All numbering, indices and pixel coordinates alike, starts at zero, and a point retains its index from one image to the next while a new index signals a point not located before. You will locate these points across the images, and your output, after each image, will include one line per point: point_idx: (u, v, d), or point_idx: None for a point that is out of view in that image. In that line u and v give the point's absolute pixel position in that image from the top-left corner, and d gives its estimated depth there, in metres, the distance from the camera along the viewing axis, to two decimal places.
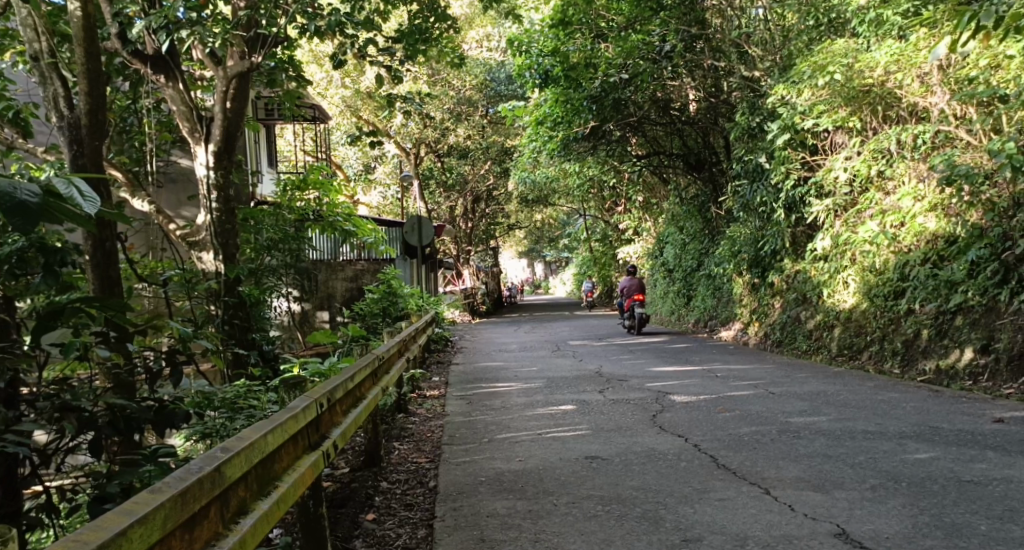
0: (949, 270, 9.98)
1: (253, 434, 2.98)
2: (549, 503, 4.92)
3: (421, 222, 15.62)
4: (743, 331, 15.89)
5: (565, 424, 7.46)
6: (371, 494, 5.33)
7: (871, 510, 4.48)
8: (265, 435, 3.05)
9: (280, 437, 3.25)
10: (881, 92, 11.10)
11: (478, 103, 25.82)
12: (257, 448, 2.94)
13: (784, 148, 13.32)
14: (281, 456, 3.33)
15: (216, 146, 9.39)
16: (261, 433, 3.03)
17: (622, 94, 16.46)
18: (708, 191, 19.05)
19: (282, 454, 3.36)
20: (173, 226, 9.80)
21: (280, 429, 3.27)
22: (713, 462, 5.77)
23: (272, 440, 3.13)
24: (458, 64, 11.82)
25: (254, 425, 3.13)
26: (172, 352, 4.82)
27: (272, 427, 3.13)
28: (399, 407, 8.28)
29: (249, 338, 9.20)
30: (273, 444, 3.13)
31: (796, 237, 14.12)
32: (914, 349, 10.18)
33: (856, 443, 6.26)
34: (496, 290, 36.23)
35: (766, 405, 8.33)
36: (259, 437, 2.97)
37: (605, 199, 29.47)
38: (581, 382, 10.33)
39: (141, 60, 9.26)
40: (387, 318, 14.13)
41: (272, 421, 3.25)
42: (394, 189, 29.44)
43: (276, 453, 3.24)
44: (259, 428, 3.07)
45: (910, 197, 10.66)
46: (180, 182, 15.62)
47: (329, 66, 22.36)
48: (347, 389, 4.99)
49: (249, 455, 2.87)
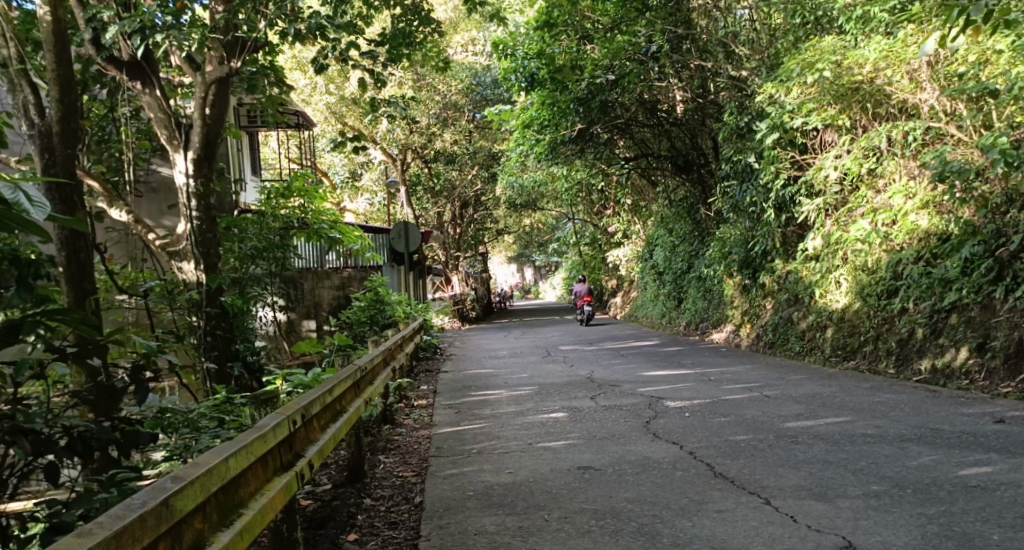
0: (942, 268, 9.82)
1: (211, 460, 2.87)
2: (540, 518, 4.70)
3: (408, 227, 15.34)
4: (734, 334, 15.71)
5: (555, 433, 7.23)
6: (353, 512, 5.09)
7: (878, 519, 4.27)
8: (225, 460, 2.93)
9: (245, 460, 3.12)
10: (870, 89, 10.94)
11: (465, 108, 25.67)
12: (215, 475, 2.83)
13: (774, 148, 13.17)
14: (248, 480, 3.19)
15: (195, 153, 9.08)
16: (222, 458, 2.92)
17: (609, 96, 16.22)
18: (697, 193, 18.89)
19: (249, 478, 3.22)
20: (152, 236, 9.53)
21: (245, 452, 3.13)
22: (709, 470, 5.56)
23: (233, 465, 3.00)
24: (442, 68, 11.59)
25: (215, 449, 3.01)
26: (139, 366, 4.62)
27: (234, 451, 3.01)
28: (385, 418, 8.03)
29: (231, 350, 8.92)
30: (234, 469, 3.00)
31: (787, 237, 13.97)
32: (909, 349, 10.00)
33: (857, 448, 6.06)
34: (485, 297, 36.00)
35: (761, 409, 8.13)
36: (217, 463, 2.86)
37: (593, 203, 29.33)
38: (572, 388, 10.11)
39: (116, 66, 9.02)
40: (374, 326, 13.84)
41: (237, 443, 3.13)
42: (381, 196, 29.18)
43: (240, 477, 3.11)
44: (220, 453, 2.96)
45: (901, 195, 10.53)
46: (161, 192, 15.38)
47: (312, 73, 22.10)
48: (327, 403, 4.81)
49: (206, 484, 2.77)
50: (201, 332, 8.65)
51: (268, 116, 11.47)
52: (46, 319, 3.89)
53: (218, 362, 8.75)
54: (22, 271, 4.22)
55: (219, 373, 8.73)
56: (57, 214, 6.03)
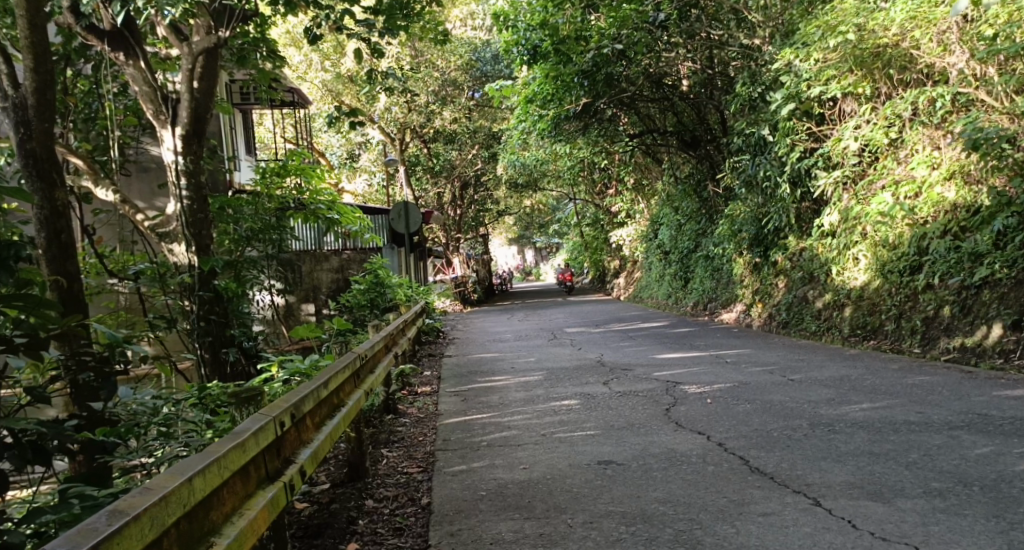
0: (972, 241, 9.25)
1: (169, 483, 2.49)
2: (563, 523, 4.20)
3: (408, 207, 14.69)
4: (745, 314, 15.15)
5: (569, 422, 6.71)
6: (353, 517, 4.57)
7: (951, 526, 3.80)
8: (187, 482, 2.54)
9: (216, 477, 2.72)
10: (894, 53, 10.34)
11: (464, 84, 24.84)
12: (172, 503, 2.45)
13: (789, 119, 12.56)
14: (221, 500, 2.79)
15: (183, 129, 8.32)
16: (183, 479, 2.53)
17: (616, 69, 15.43)
18: (705, 169, 18.19)
19: (223, 497, 2.81)
20: (140, 216, 8.84)
21: (217, 467, 2.73)
22: (745, 465, 5.06)
23: (199, 486, 2.61)
24: (442, 41, 10.89)
25: (179, 467, 2.61)
26: (102, 356, 4.17)
27: (200, 468, 2.61)
28: (387, 408, 7.52)
29: (226, 335, 8.40)
30: (201, 491, 2.62)
31: (801, 212, 13.36)
32: (935, 327, 9.47)
33: (904, 437, 5.56)
34: (486, 278, 35.37)
35: (789, 394, 7.61)
36: (175, 488, 2.48)
37: (595, 183, 28.71)
38: (582, 373, 9.59)
39: (97, 36, 8.30)
40: (374, 310, 13.27)
41: (206, 457, 2.72)
42: (380, 176, 28.56)
43: (210, 498, 2.71)
44: (181, 472, 2.56)
45: (925, 164, 10.06)
46: (152, 172, 14.82)
47: (308, 48, 21.48)
48: (322, 399, 4.29)
49: (158, 515, 2.39)
50: (193, 318, 8.15)
51: (262, 91, 10.76)
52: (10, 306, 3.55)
53: (213, 348, 8.25)
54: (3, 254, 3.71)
55: (216, 361, 8.23)
56: (34, 192, 5.61)
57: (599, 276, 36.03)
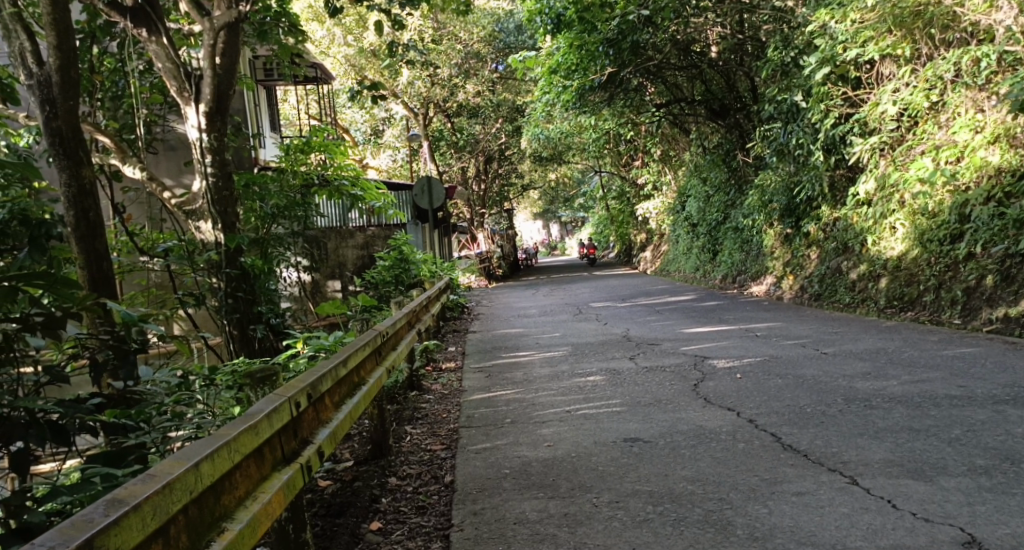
0: (1016, 207, 8.90)
1: (174, 470, 2.40)
2: (588, 503, 4.06)
3: (431, 182, 14.53)
4: (776, 286, 14.85)
5: (595, 398, 6.56)
6: (376, 496, 4.46)
7: (999, 506, 3.61)
8: (194, 467, 2.45)
9: (226, 461, 2.63)
10: (936, 11, 9.97)
11: (488, 56, 24.57)
12: (177, 491, 2.36)
13: (822, 84, 12.19)
14: (232, 485, 2.70)
15: (206, 105, 8.12)
16: (189, 465, 2.43)
17: (641, 37, 15.11)
18: (734, 138, 17.79)
19: (236, 482, 2.72)
20: (167, 194, 8.79)
21: (227, 450, 2.64)
22: (778, 442, 4.88)
23: (208, 472, 2.52)
24: (463, 12, 10.61)
25: (186, 452, 2.52)
26: (120, 334, 4.06)
27: (208, 453, 2.52)
28: (410, 385, 7.43)
29: (253, 312, 8.34)
30: (210, 477, 2.52)
31: (835, 181, 12.99)
32: (976, 297, 9.16)
33: (946, 413, 5.34)
34: (513, 253, 35.21)
35: (823, 368, 7.40)
36: (180, 475, 2.38)
37: (622, 155, 28.36)
38: (609, 347, 9.43)
39: (119, 12, 8.08)
40: (400, 286, 13.18)
41: (215, 441, 2.63)
42: (405, 151, 28.46)
43: (221, 484, 2.62)
44: (188, 458, 2.47)
45: (968, 129, 9.72)
46: (179, 149, 14.81)
47: (330, 22, 21.34)
48: (341, 377, 4.18)
49: (162, 505, 2.29)
50: (221, 295, 8.04)
51: (284, 67, 10.60)
52: (25, 284, 3.44)
53: (240, 325, 8.20)
54: (33, 231, 3.97)
55: (244, 337, 8.21)
56: (62, 170, 5.55)
57: (626, 250, 35.70)
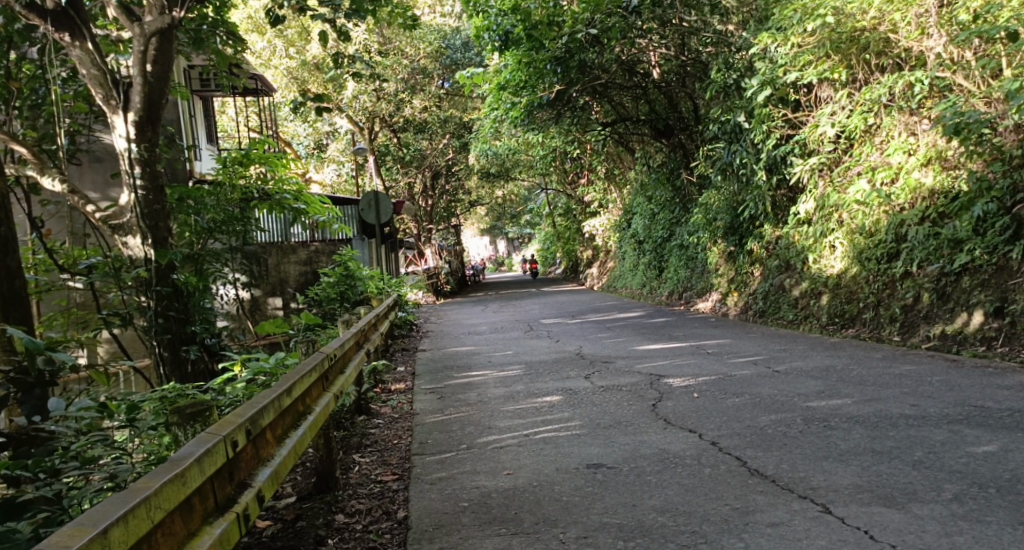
0: (950, 227, 8.99)
1: (76, 540, 2.20)
2: (555, 539, 3.86)
3: (379, 197, 14.20)
4: (721, 303, 14.89)
5: (553, 421, 6.36)
6: (323, 537, 4.18)
7: (977, 536, 3.56)
8: (100, 534, 2.25)
9: (142, 523, 2.43)
10: (872, 37, 10.18)
11: (434, 72, 24.40)
12: None
13: (764, 106, 12.27)
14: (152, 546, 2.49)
15: (136, 114, 7.72)
16: (94, 533, 2.24)
17: (589, 55, 15.08)
18: (678, 157, 17.88)
19: (157, 541, 2.52)
20: (91, 208, 8.29)
21: (144, 509, 2.44)
22: (744, 466, 4.76)
23: (119, 537, 2.32)
24: (411, 27, 10.31)
25: (94, 515, 2.33)
26: (24, 367, 3.88)
27: (118, 517, 2.32)
28: (358, 408, 7.14)
29: (186, 332, 7.94)
30: (122, 542, 2.33)
31: (777, 200, 13.08)
32: (914, 315, 9.25)
33: (903, 433, 5.29)
34: (459, 269, 34.91)
35: (776, 387, 7.32)
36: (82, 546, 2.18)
37: (568, 173, 28.40)
38: (561, 366, 9.25)
39: (40, 15, 7.56)
40: (344, 304, 12.80)
41: (130, 500, 2.43)
42: (349, 166, 28.05)
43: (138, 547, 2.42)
44: (95, 524, 2.27)
45: (902, 151, 9.80)
46: (106, 161, 14.24)
47: (272, 34, 20.94)
48: (285, 407, 3.92)
49: None
50: (151, 314, 7.65)
51: (221, 77, 10.19)
52: None
53: (172, 346, 7.82)
54: None
55: (174, 358, 7.82)
56: None
57: (572, 266, 35.67)
